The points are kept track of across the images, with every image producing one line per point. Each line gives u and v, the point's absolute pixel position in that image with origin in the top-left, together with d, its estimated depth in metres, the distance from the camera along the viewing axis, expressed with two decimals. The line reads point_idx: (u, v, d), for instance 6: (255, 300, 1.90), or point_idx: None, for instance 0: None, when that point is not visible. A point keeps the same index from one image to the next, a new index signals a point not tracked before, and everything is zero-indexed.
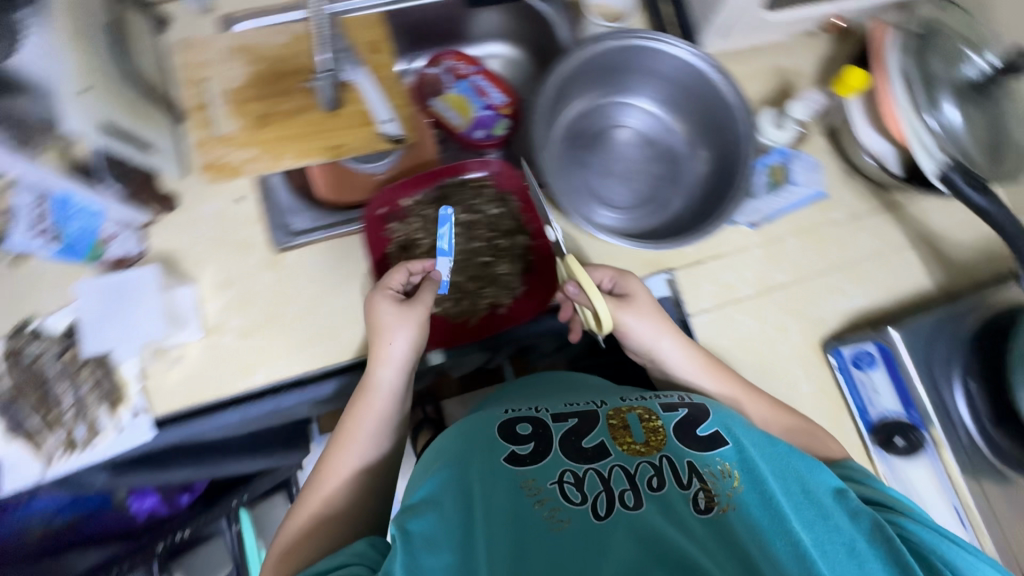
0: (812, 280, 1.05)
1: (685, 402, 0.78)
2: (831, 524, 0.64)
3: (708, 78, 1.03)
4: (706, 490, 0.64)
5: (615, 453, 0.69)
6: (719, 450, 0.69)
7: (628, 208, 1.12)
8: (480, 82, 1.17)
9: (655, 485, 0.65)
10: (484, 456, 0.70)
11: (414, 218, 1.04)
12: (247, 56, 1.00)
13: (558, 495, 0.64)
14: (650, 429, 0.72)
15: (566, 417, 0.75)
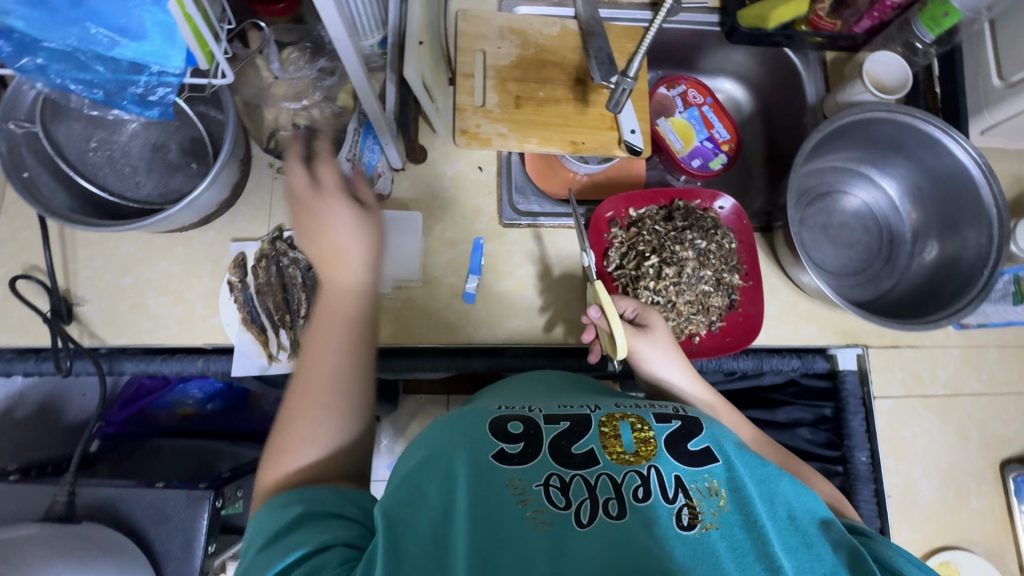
0: (1010, 397, 0.81)
1: (679, 413, 0.55)
2: (815, 556, 0.46)
3: (974, 188, 0.74)
4: (689, 507, 0.47)
5: (603, 461, 0.50)
6: (708, 466, 0.49)
7: (833, 274, 0.83)
8: (710, 114, 0.95)
9: (637, 499, 0.47)
10: (464, 448, 0.51)
11: (641, 231, 0.78)
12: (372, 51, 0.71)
13: (542, 498, 0.47)
14: (639, 437, 0.52)
15: (558, 419, 0.55)
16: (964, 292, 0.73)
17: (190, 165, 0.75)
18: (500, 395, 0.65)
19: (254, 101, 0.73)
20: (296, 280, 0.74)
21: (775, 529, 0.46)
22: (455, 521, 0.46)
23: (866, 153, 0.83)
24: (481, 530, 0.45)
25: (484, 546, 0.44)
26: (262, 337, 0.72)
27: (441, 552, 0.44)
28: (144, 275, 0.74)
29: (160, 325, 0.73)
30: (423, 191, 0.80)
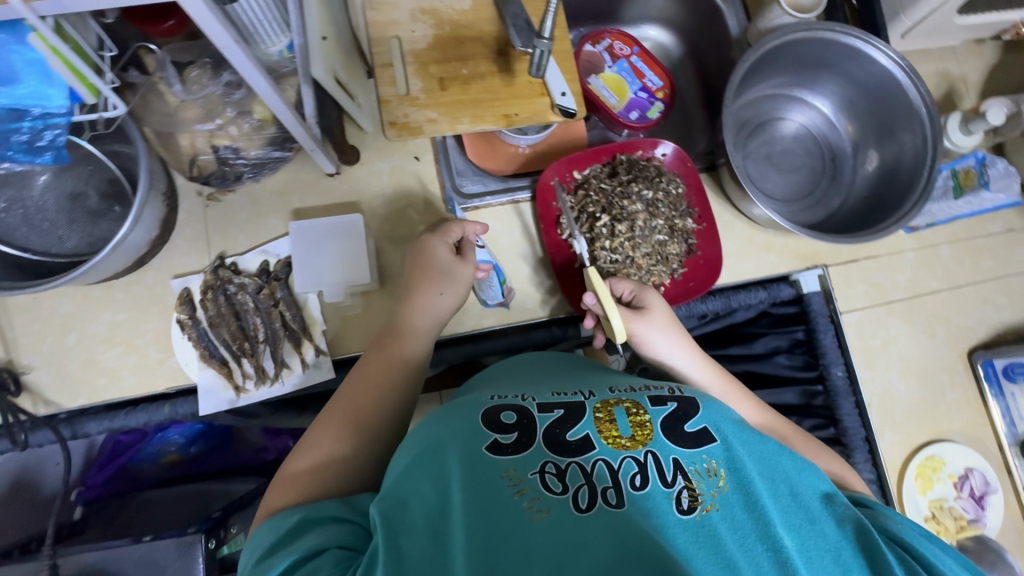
0: (965, 289, 0.84)
1: (675, 395, 0.56)
2: (817, 532, 0.47)
3: (903, 89, 0.75)
4: (689, 490, 0.47)
5: (599, 447, 0.50)
6: (706, 447, 0.50)
7: (783, 200, 0.83)
8: (639, 64, 0.94)
9: (636, 486, 0.47)
10: (459, 442, 0.51)
11: (588, 193, 0.77)
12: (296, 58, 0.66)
13: (539, 487, 0.48)
14: (635, 421, 0.52)
15: (552, 407, 0.54)
16: (908, 194, 0.74)
17: (113, 209, 0.72)
18: (490, 384, 0.63)
19: (164, 129, 0.69)
20: (248, 306, 0.72)
21: (776, 507, 0.47)
22: (452, 515, 0.47)
23: (796, 76, 0.83)
24: (481, 522, 0.45)
25: (482, 542, 0.44)
26: (224, 369, 0.70)
27: (443, 548, 0.45)
28: (89, 330, 0.71)
29: (116, 378, 0.70)
30: (362, 191, 0.78)
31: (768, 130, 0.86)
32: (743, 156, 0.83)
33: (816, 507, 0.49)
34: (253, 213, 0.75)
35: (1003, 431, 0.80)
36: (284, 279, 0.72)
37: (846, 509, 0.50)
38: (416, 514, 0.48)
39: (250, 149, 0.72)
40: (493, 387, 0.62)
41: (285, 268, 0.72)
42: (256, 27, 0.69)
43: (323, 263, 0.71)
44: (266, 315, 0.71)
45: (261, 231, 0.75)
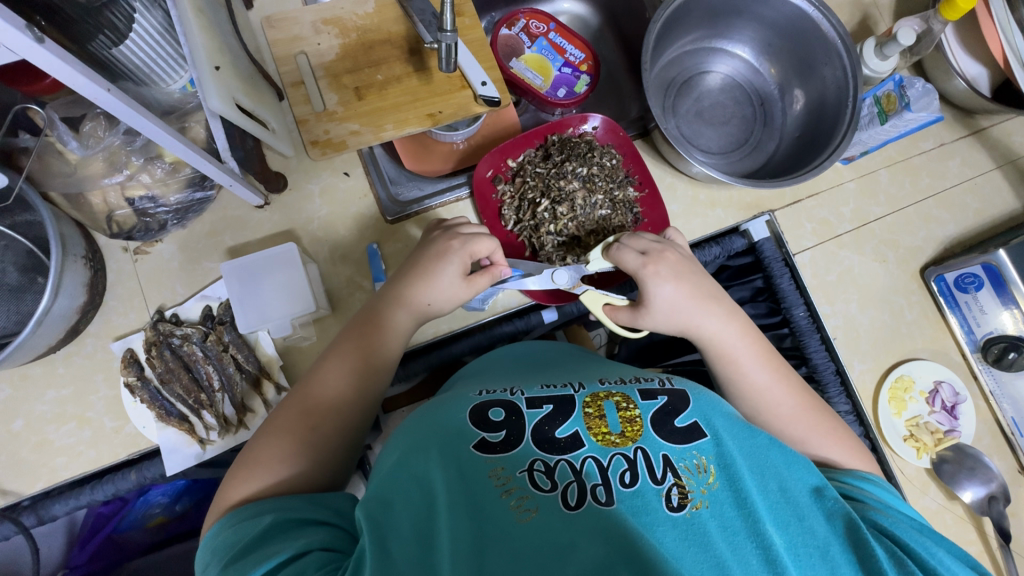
0: (907, 210, 0.85)
1: (665, 388, 0.55)
2: (806, 528, 0.47)
3: (813, 24, 0.75)
4: (679, 487, 0.46)
5: (587, 443, 0.49)
6: (695, 443, 0.49)
7: (720, 153, 0.83)
8: (558, 40, 0.92)
9: (625, 483, 0.46)
10: (447, 443, 0.51)
11: (525, 179, 0.76)
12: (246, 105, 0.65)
13: (527, 485, 0.47)
14: (625, 416, 0.51)
15: (540, 403, 0.53)
16: (837, 127, 0.74)
17: (36, 281, 0.68)
18: (477, 380, 0.63)
19: (71, 190, 0.65)
20: (197, 356, 0.69)
21: (766, 508, 0.47)
22: (438, 516, 0.46)
23: (710, 28, 0.83)
24: (468, 522, 0.45)
25: (471, 544, 0.44)
26: (185, 425, 0.67)
27: (428, 548, 0.44)
28: (35, 411, 0.68)
29: (73, 456, 0.67)
30: (296, 217, 0.75)
31: (695, 86, 0.86)
32: (673, 117, 0.83)
33: (805, 502, 0.48)
34: (185, 260, 0.72)
35: (964, 340, 0.81)
36: (229, 321, 0.70)
37: (836, 503, 0.49)
38: (403, 516, 0.47)
39: (169, 195, 0.69)
40: (480, 383, 0.62)
41: (229, 311, 0.70)
42: (152, 66, 0.69)
43: (263, 300, 0.68)
44: (217, 361, 0.69)
45: (196, 277, 0.72)
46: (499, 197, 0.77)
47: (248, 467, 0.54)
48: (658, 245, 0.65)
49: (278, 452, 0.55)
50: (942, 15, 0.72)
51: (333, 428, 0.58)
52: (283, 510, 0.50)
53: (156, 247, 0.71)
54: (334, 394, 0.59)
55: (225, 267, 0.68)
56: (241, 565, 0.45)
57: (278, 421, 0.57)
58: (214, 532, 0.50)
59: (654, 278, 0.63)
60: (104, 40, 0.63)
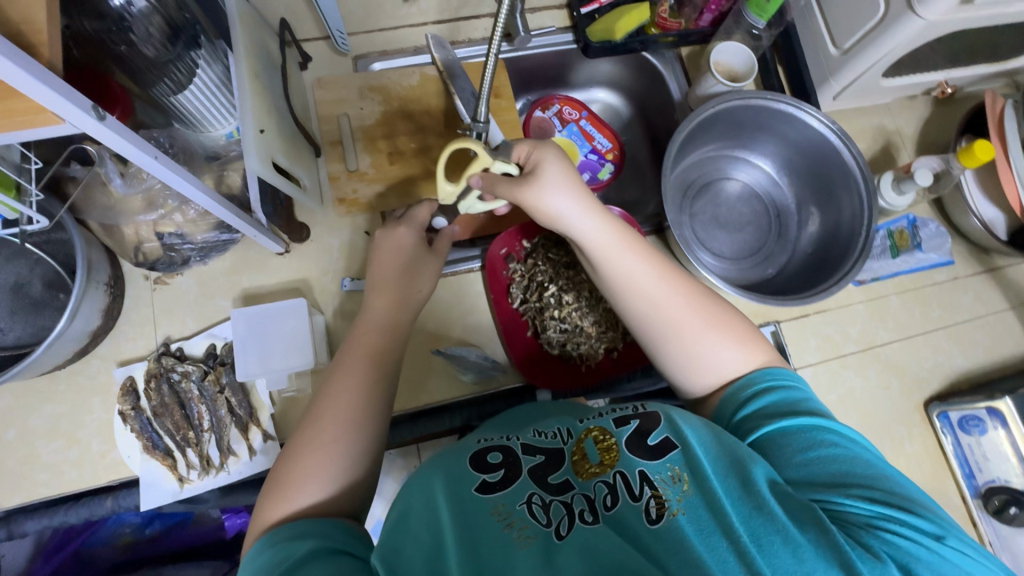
0: (915, 338, 0.85)
1: (638, 411, 0.56)
2: (768, 517, 0.46)
3: (835, 151, 0.76)
4: (656, 499, 0.47)
5: (577, 484, 0.51)
6: (668, 455, 0.50)
7: (731, 260, 0.85)
8: (587, 127, 0.96)
9: (607, 506, 0.48)
10: (447, 478, 0.52)
11: (537, 262, 0.79)
12: (287, 163, 0.68)
13: (527, 516, 0.48)
14: (603, 446, 0.53)
15: (534, 449, 0.54)
16: (849, 252, 0.75)
17: (58, 297, 0.72)
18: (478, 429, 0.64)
19: (108, 222, 0.69)
20: (193, 393, 0.70)
21: (736, 509, 0.46)
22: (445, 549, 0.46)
23: (735, 140, 0.85)
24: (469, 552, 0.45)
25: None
26: (168, 461, 0.68)
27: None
28: (29, 424, 0.69)
29: (56, 474, 0.68)
30: (313, 266, 0.78)
31: (714, 191, 0.88)
32: (688, 218, 0.85)
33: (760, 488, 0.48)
34: (200, 294, 0.74)
35: (965, 482, 0.79)
36: (231, 362, 0.71)
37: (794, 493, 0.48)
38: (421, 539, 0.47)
39: (197, 234, 0.72)
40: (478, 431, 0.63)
41: (232, 352, 0.71)
42: (204, 114, 0.73)
43: (267, 348, 0.69)
44: (211, 402, 0.70)
45: (207, 313, 0.74)
46: (508, 276, 0.79)
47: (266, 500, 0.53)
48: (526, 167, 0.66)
49: (320, 465, 0.54)
50: (959, 161, 0.74)
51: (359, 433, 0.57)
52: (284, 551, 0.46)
53: (175, 279, 0.74)
54: (352, 392, 0.59)
55: (235, 311, 0.70)
56: None
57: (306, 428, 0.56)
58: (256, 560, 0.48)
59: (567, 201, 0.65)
60: (165, 87, 0.67)
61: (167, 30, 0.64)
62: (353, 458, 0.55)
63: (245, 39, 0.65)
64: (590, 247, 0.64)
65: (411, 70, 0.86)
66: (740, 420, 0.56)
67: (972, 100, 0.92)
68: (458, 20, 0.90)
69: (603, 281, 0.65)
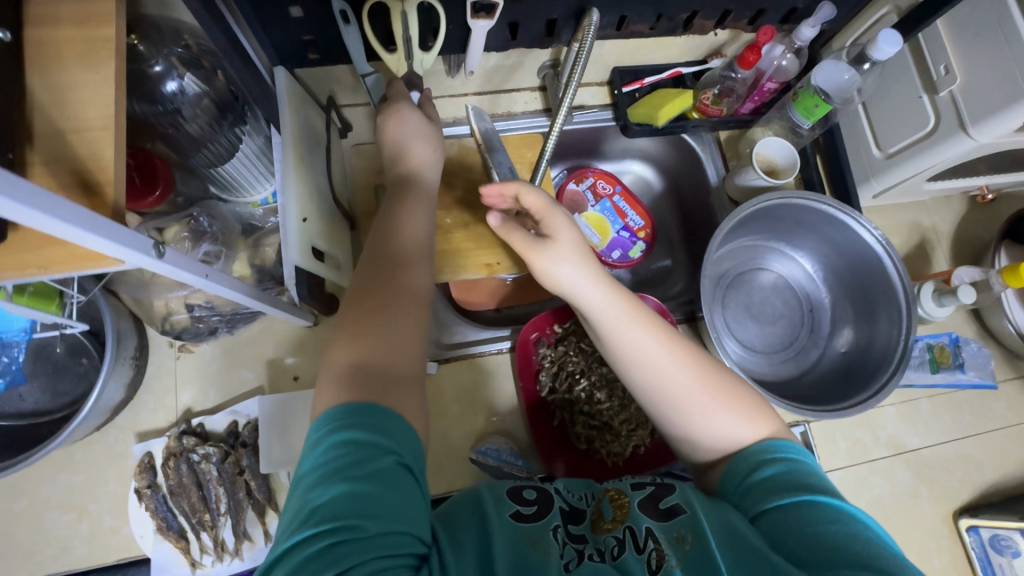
0: (945, 445, 0.83)
1: (656, 480, 0.58)
2: None
3: (876, 259, 0.75)
4: (659, 551, 0.48)
5: (591, 537, 0.52)
6: (677, 519, 0.50)
7: (762, 354, 0.83)
8: (620, 202, 0.95)
9: (613, 556, 0.49)
10: (481, 501, 0.52)
11: (569, 350, 0.77)
12: (325, 246, 0.67)
13: (550, 539, 0.49)
14: (616, 504, 0.55)
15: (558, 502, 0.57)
16: (884, 365, 0.72)
17: (81, 363, 0.70)
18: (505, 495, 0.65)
19: (139, 296, 0.68)
20: (211, 475, 0.68)
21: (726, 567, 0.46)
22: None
23: (773, 232, 0.85)
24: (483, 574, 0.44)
25: None
26: (182, 544, 0.66)
27: None
28: (41, 494, 0.67)
29: (65, 550, 0.66)
30: None
31: (748, 281, 0.87)
32: (721, 307, 0.84)
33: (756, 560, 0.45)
34: (225, 365, 0.73)
35: None
36: (252, 444, 0.69)
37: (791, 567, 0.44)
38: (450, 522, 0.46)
39: (225, 307, 0.71)
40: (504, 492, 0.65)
41: (254, 432, 0.69)
42: (244, 181, 0.72)
43: (292, 432, 0.68)
44: (230, 484, 0.68)
45: (231, 386, 0.73)
46: (539, 360, 0.77)
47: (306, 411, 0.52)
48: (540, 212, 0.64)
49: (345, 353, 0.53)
50: (1002, 278, 0.74)
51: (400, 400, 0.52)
52: (346, 438, 0.46)
53: (200, 349, 0.73)
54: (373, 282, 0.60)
55: (261, 400, 0.68)
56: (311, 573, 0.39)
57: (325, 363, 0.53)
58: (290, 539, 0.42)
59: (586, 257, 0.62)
60: (205, 160, 0.68)
61: (215, 109, 0.66)
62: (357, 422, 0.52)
63: (292, 121, 0.65)
64: (597, 316, 0.61)
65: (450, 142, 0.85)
66: (749, 485, 0.52)
67: (1011, 202, 0.91)
68: (499, 92, 0.90)
69: (610, 353, 0.62)
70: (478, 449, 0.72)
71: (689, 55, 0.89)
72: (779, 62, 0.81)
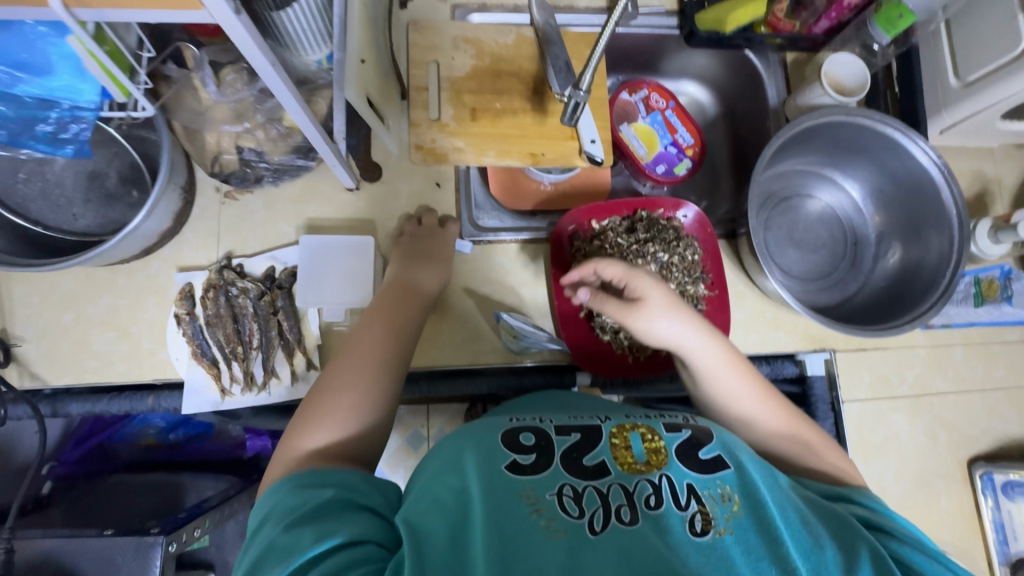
0: (972, 394, 0.82)
1: (689, 423, 0.56)
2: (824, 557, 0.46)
3: (933, 188, 0.73)
4: (703, 513, 0.47)
5: (615, 472, 0.51)
6: (719, 473, 0.50)
7: (798, 279, 0.82)
8: (671, 117, 0.93)
9: (651, 504, 0.48)
10: (479, 459, 0.51)
11: (604, 245, 0.77)
12: (376, 100, 0.67)
13: (556, 508, 0.47)
14: (650, 446, 0.53)
15: (569, 430, 0.55)
16: (929, 292, 0.72)
17: (131, 194, 0.71)
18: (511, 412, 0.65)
19: (193, 126, 0.69)
20: (248, 310, 0.71)
21: (784, 521, 0.47)
22: (470, 517, 0.46)
23: (828, 156, 0.82)
24: (501, 523, 0.45)
25: (502, 555, 0.43)
26: (213, 371, 0.69)
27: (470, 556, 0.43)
28: (86, 311, 0.71)
29: (104, 363, 0.70)
30: (378, 207, 0.77)
31: (792, 207, 0.85)
32: (764, 229, 0.82)
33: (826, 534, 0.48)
34: (266, 216, 0.74)
35: (994, 547, 0.77)
36: (288, 288, 0.71)
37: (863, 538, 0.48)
38: (435, 522, 0.45)
39: (275, 155, 0.72)
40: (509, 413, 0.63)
41: (290, 278, 0.72)
42: (299, 36, 0.71)
43: (327, 281, 0.71)
44: (263, 322, 0.71)
45: (270, 235, 0.74)
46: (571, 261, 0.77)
47: (277, 464, 0.52)
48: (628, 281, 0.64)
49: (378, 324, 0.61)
50: None
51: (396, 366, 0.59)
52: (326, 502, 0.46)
53: (245, 196, 0.74)
54: (379, 340, 0.60)
55: (304, 242, 0.71)
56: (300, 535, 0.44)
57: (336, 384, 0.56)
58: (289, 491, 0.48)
59: (681, 308, 0.63)
60: (269, 2, 0.65)
61: None
62: (375, 404, 0.56)
63: None
64: (695, 362, 0.63)
65: (508, 28, 0.83)
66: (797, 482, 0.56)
67: None
68: None
69: (701, 392, 0.65)
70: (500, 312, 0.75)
71: None
72: None
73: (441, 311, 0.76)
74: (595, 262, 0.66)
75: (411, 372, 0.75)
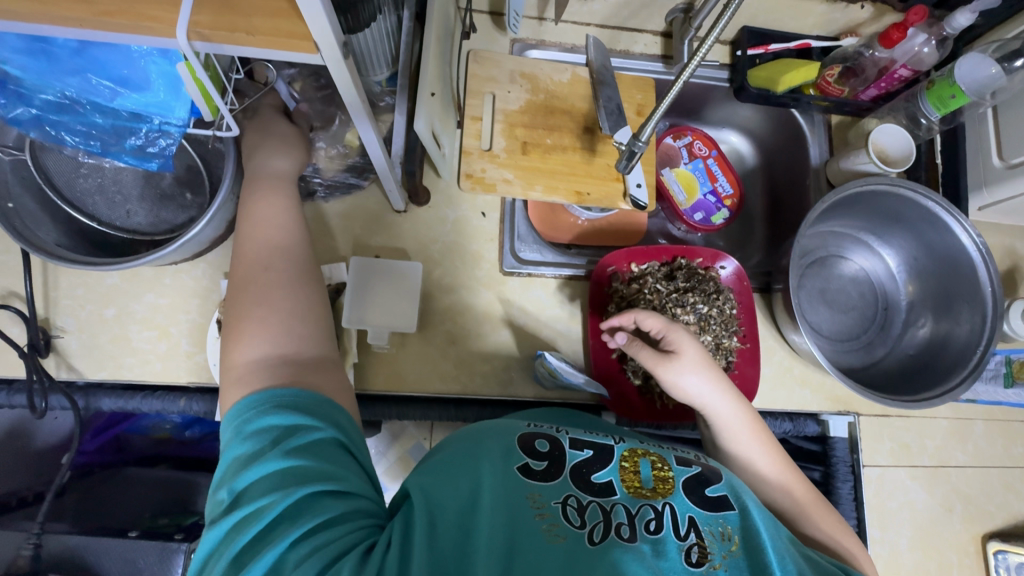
0: (990, 470, 0.82)
1: (700, 461, 0.56)
2: None
3: (970, 269, 0.74)
4: (700, 546, 0.47)
5: (620, 493, 0.50)
6: (723, 511, 0.50)
7: (825, 337, 0.84)
8: (713, 167, 0.95)
9: (650, 529, 0.47)
10: (495, 455, 0.52)
11: (643, 289, 0.77)
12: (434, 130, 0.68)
13: (560, 515, 0.47)
14: (658, 475, 0.52)
15: (582, 445, 0.55)
16: (955, 369, 0.72)
17: (184, 196, 0.72)
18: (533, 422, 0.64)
19: None
20: None
21: (782, 570, 0.46)
22: (478, 515, 0.46)
23: (870, 223, 0.84)
24: (505, 526, 0.46)
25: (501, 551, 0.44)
26: None
27: (469, 547, 0.44)
28: (130, 307, 0.71)
29: (142, 361, 0.70)
30: (422, 231, 0.78)
31: (829, 266, 0.87)
32: (798, 284, 0.84)
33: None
34: (314, 231, 0.76)
35: None
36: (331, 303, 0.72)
37: None
38: (449, 501, 0.48)
39: (329, 172, 0.75)
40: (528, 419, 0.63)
41: (334, 293, 0.73)
42: (369, 60, 0.71)
43: (372, 303, 0.71)
44: None
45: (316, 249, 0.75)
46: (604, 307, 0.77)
47: (227, 388, 0.51)
48: (668, 332, 0.66)
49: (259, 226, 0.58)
50: None
51: (302, 264, 0.58)
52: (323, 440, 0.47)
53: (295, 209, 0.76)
54: (284, 257, 0.57)
55: (353, 262, 0.72)
56: (300, 471, 0.44)
57: (233, 299, 0.54)
58: (252, 409, 0.47)
59: (715, 369, 0.64)
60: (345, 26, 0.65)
61: None
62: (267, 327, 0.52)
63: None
64: (718, 423, 0.64)
65: (565, 68, 0.85)
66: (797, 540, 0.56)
67: None
68: (621, 31, 0.90)
69: (720, 452, 0.66)
70: (544, 354, 0.70)
71: (822, 29, 0.87)
72: (919, 49, 0.78)
73: (472, 338, 0.76)
74: (636, 313, 0.67)
75: (440, 397, 0.75)
